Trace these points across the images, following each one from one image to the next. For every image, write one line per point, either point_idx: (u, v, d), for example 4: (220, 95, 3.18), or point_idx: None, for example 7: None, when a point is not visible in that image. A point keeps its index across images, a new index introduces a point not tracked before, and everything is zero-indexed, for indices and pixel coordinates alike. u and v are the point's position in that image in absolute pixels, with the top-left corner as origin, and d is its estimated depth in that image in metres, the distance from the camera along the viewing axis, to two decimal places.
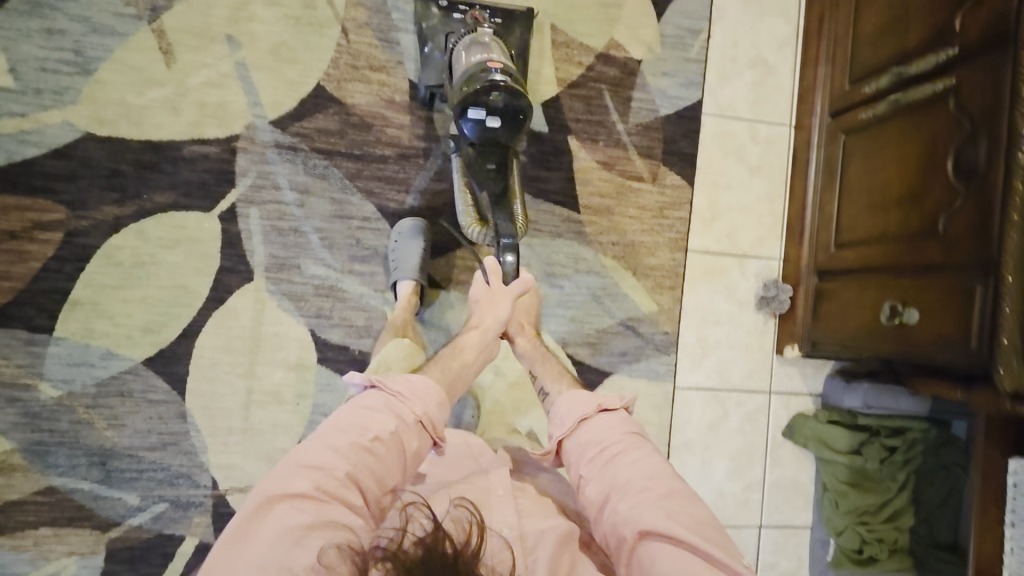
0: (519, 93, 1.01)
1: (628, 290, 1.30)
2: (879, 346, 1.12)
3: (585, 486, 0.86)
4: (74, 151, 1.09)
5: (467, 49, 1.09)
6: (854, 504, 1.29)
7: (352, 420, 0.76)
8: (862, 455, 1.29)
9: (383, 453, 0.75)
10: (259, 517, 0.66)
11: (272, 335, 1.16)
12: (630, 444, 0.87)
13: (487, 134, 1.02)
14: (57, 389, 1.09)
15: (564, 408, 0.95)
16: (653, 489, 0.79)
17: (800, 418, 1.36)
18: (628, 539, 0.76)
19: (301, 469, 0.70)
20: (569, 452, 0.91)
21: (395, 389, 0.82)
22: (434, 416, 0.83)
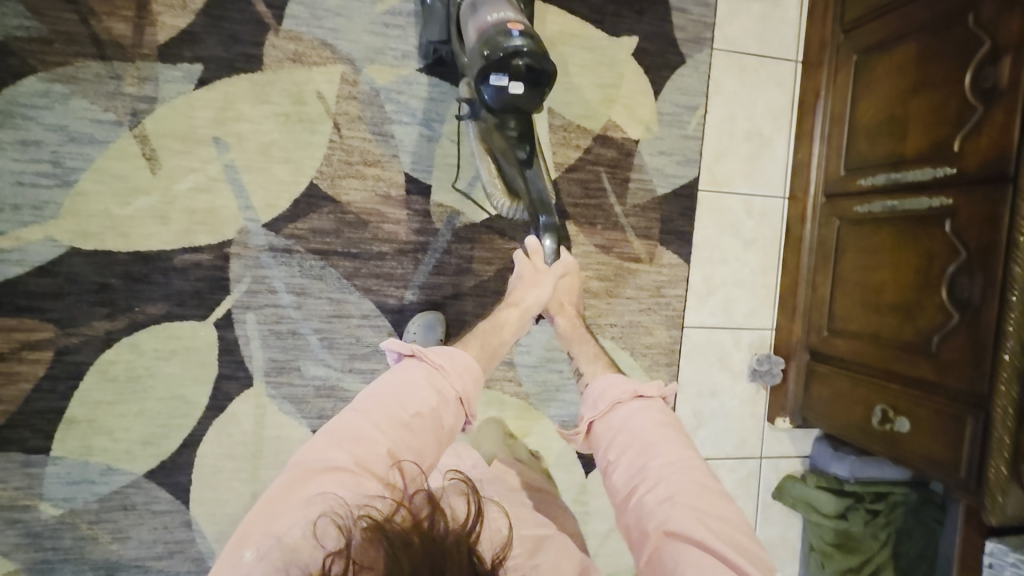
0: (545, 55, 0.91)
1: (627, 369, 1.32)
2: (867, 442, 1.17)
3: (612, 473, 0.73)
4: (59, 267, 1.05)
5: (478, 6, 0.97)
6: (839, 564, 1.38)
7: (389, 393, 0.66)
8: (847, 519, 1.37)
9: (422, 427, 0.65)
10: (295, 486, 0.58)
11: (274, 438, 1.16)
12: (664, 434, 0.74)
13: (509, 101, 0.94)
14: (58, 507, 1.09)
15: (598, 392, 0.84)
16: (689, 486, 0.67)
17: (790, 481, 1.43)
18: (651, 535, 0.64)
19: (338, 440, 0.61)
20: (596, 435, 0.80)
21: (436, 362, 0.71)
22: (473, 393, 0.73)
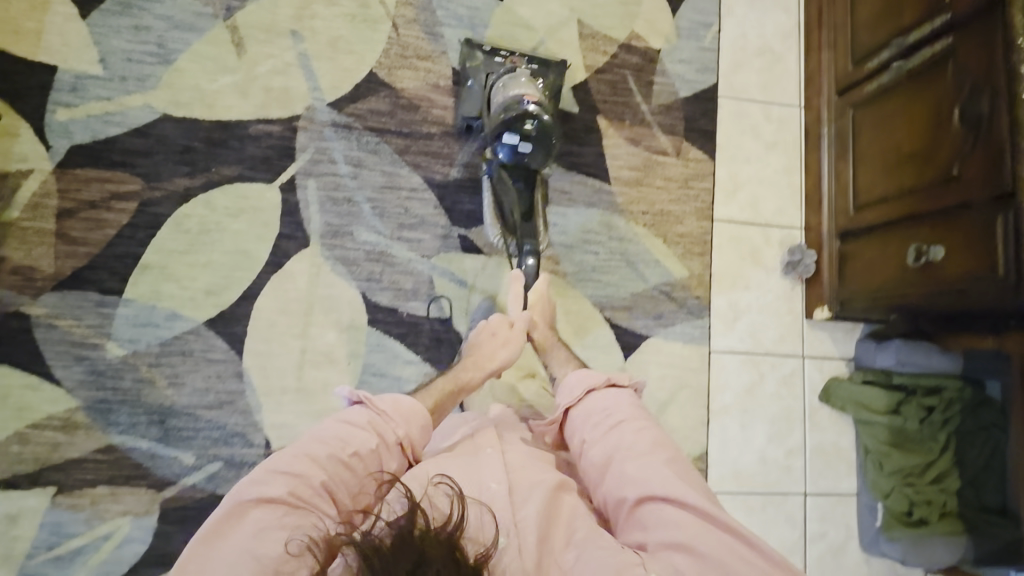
0: (550, 126, 1.11)
1: (660, 256, 1.37)
2: (903, 291, 1.18)
3: (587, 451, 0.94)
4: (152, 130, 1.20)
5: (505, 85, 1.17)
6: (898, 464, 1.30)
7: (330, 437, 0.80)
8: (901, 414, 1.31)
9: (358, 466, 0.80)
10: (233, 519, 0.71)
11: (326, 297, 1.23)
12: (633, 418, 0.95)
13: (518, 157, 1.14)
14: (123, 348, 1.14)
15: (574, 382, 1.03)
16: (653, 454, 0.88)
17: (834, 382, 1.38)
18: (628, 501, 0.85)
19: (275, 475, 0.75)
20: (575, 419, 1.00)
21: (382, 408, 0.87)
22: (416, 440, 0.88)
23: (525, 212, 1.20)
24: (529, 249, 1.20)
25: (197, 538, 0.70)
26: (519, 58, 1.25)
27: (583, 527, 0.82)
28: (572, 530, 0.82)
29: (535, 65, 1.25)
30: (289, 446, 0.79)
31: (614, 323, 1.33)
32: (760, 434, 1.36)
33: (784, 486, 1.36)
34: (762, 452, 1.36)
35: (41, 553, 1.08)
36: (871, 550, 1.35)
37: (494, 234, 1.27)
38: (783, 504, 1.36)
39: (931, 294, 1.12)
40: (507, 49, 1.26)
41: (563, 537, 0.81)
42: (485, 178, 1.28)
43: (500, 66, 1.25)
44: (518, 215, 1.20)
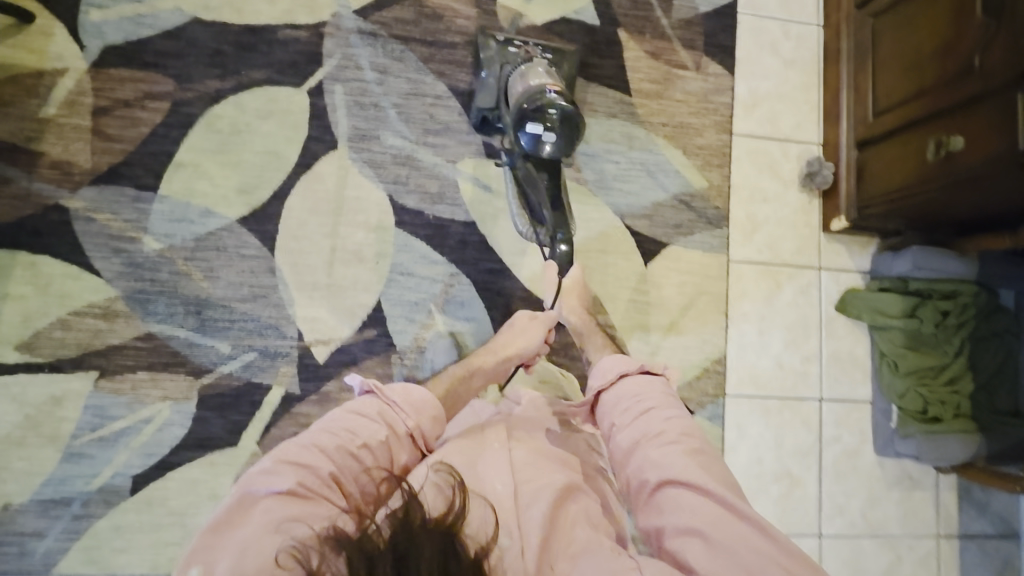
0: (574, 112, 1.05)
1: (679, 167, 1.40)
2: (923, 184, 1.19)
3: (615, 434, 0.89)
4: (183, 33, 1.23)
5: (522, 76, 1.13)
6: (913, 366, 1.33)
7: (336, 424, 0.77)
8: (918, 318, 1.33)
9: (368, 451, 0.76)
10: (241, 511, 0.66)
11: (354, 199, 1.26)
12: (664, 409, 0.88)
13: (543, 150, 1.05)
14: (159, 242, 1.18)
15: (607, 366, 1.00)
16: (684, 441, 0.82)
17: (852, 292, 1.41)
18: (649, 483, 0.79)
19: (283, 465, 0.69)
20: (604, 405, 0.95)
21: (391, 397, 0.83)
22: (428, 430, 0.84)
23: (555, 206, 1.13)
24: (562, 236, 1.15)
25: (204, 531, 0.64)
26: (535, 48, 1.21)
27: (584, 537, 0.78)
28: (575, 534, 0.79)
29: (550, 54, 1.22)
30: (297, 435, 0.74)
31: (634, 231, 1.36)
32: (777, 340, 1.39)
33: (800, 392, 1.39)
34: (778, 358, 1.39)
35: (85, 434, 1.13)
36: (885, 452, 1.38)
37: (521, 221, 1.27)
38: (799, 409, 1.39)
39: (950, 184, 1.14)
40: (521, 39, 1.23)
41: (566, 540, 0.78)
42: (506, 168, 1.28)
43: (515, 57, 1.21)
44: (548, 209, 1.14)
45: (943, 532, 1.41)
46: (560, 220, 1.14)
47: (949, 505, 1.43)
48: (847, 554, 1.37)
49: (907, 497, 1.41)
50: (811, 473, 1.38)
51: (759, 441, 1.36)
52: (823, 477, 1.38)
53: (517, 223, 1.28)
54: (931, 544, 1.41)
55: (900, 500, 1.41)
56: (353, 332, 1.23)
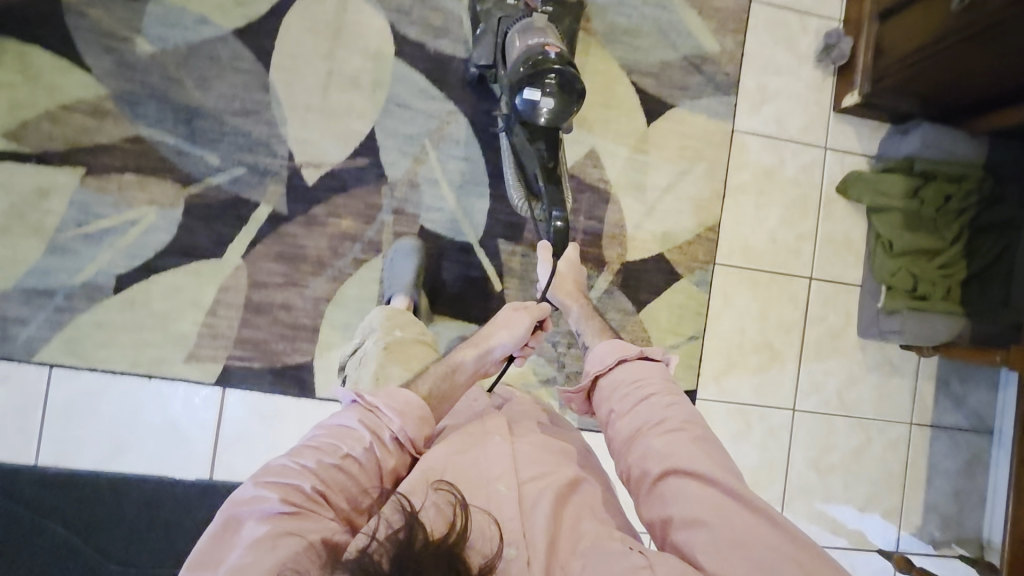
0: (573, 75, 1.02)
1: (693, 28, 1.35)
2: (942, 39, 1.14)
3: (614, 421, 0.82)
4: None
5: (521, 32, 1.08)
6: (908, 247, 1.32)
7: (317, 440, 0.70)
8: (919, 198, 1.32)
9: (356, 464, 0.69)
10: (229, 536, 0.62)
11: (354, 24, 1.22)
12: (659, 394, 0.82)
13: (539, 115, 1.03)
14: (151, 45, 1.15)
15: (604, 349, 0.91)
16: (686, 429, 0.76)
17: (855, 172, 1.39)
18: (652, 474, 0.73)
19: (271, 484, 0.65)
20: (600, 393, 0.87)
21: (373, 400, 0.74)
22: (414, 434, 0.74)
23: (550, 170, 1.08)
24: (558, 208, 1.06)
25: (192, 560, 0.61)
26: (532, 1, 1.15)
27: (591, 531, 0.71)
28: (579, 528, 0.72)
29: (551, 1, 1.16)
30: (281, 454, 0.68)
31: (640, 89, 1.32)
32: (773, 216, 1.38)
33: (791, 267, 1.39)
34: (772, 233, 1.38)
35: (71, 229, 1.13)
36: (869, 334, 1.38)
37: (517, 195, 1.19)
38: (788, 286, 1.39)
39: (975, 34, 1.09)
40: None
41: (570, 537, 0.71)
42: (504, 135, 1.19)
43: (514, 8, 1.14)
44: (542, 178, 1.07)
45: (916, 420, 1.45)
46: (555, 194, 1.06)
47: (926, 395, 1.45)
48: (817, 429, 1.41)
49: (884, 382, 1.43)
50: (791, 349, 1.39)
51: (743, 313, 1.37)
52: (803, 355, 1.39)
53: (513, 197, 1.20)
54: (903, 430, 1.44)
55: (877, 384, 1.43)
56: (345, 159, 1.21)
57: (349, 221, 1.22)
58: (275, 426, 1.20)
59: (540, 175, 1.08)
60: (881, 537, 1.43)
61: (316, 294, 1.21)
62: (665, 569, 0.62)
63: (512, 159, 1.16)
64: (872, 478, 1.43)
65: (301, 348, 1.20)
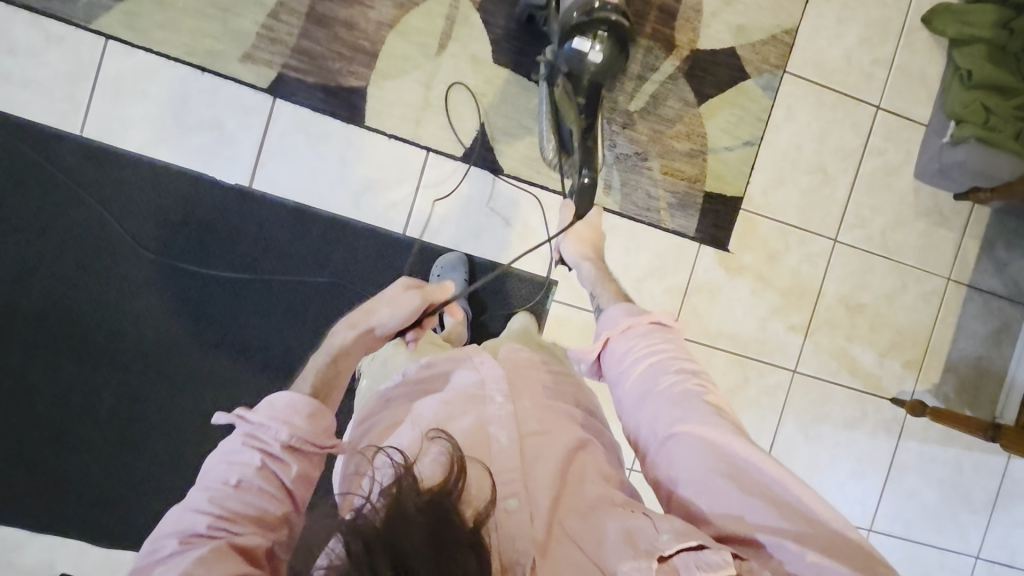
0: (623, 28, 0.97)
1: None
2: None
3: (620, 394, 0.74)
4: None
5: None
6: (988, 81, 1.26)
7: (214, 477, 0.55)
8: (1007, 32, 1.26)
9: (257, 488, 0.55)
10: None
11: None
12: (671, 358, 0.73)
13: (585, 68, 0.99)
14: None
15: (618, 313, 0.81)
16: (696, 398, 0.67)
17: (943, 4, 1.32)
18: (657, 448, 0.66)
19: (169, 537, 0.52)
20: (607, 357, 0.78)
21: (257, 417, 0.58)
22: (306, 436, 0.59)
23: (586, 136, 1.04)
24: (588, 167, 1.01)
25: None
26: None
27: (598, 490, 0.61)
28: (585, 486, 0.62)
29: None
30: (170, 510, 0.54)
31: None
32: (852, 35, 1.33)
33: (861, 92, 1.34)
34: (849, 52, 1.33)
35: None
36: (925, 174, 1.37)
37: (548, 149, 1.20)
38: (854, 111, 1.34)
39: None
40: None
41: (580, 501, 0.60)
42: (545, 86, 1.17)
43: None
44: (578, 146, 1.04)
45: (953, 276, 1.41)
46: (587, 152, 1.03)
47: (970, 251, 1.41)
48: (855, 265, 1.37)
49: (930, 231, 1.39)
50: (844, 176, 1.35)
51: (804, 129, 1.32)
52: (856, 185, 1.36)
53: (545, 148, 1.21)
54: (938, 284, 1.40)
55: (923, 231, 1.39)
56: None
57: None
58: (322, 148, 1.18)
59: (577, 136, 1.04)
60: (897, 387, 1.40)
61: (380, 19, 1.17)
62: (669, 526, 0.56)
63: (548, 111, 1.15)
64: (902, 325, 1.39)
65: (357, 72, 1.17)
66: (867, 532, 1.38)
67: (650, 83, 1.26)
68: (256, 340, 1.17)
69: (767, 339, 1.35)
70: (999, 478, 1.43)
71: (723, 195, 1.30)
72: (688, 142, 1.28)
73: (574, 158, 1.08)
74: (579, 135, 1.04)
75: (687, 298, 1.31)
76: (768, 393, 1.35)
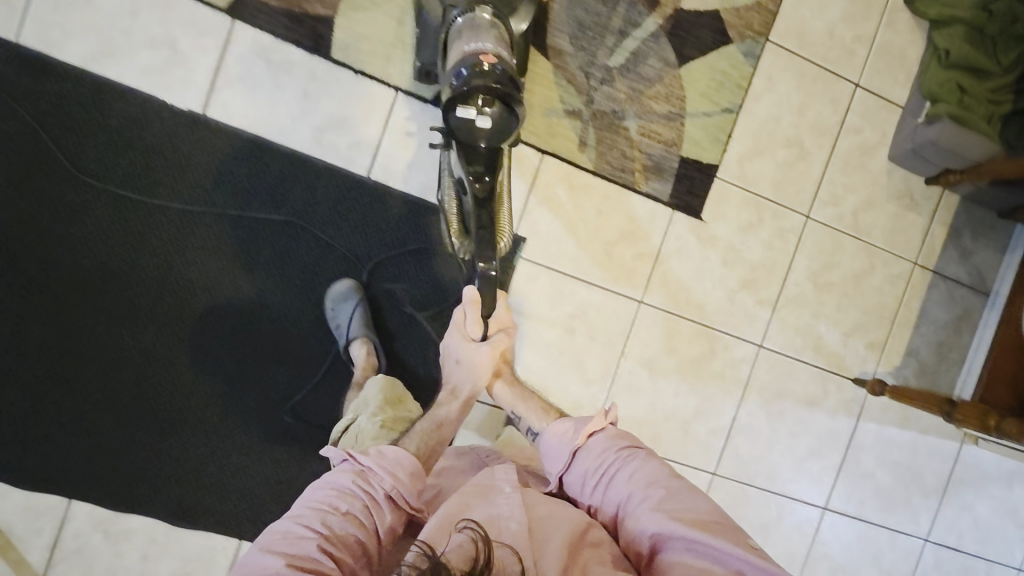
0: (508, 96, 0.83)
1: None
2: None
3: (598, 513, 0.80)
4: None
5: (460, 36, 0.89)
6: (964, 60, 1.25)
7: (318, 501, 0.72)
8: (988, 12, 1.23)
9: (357, 520, 0.71)
10: None
11: None
12: (629, 457, 0.81)
13: (470, 139, 0.86)
14: None
15: (555, 442, 0.86)
16: (653, 495, 0.75)
17: None
18: (648, 556, 0.72)
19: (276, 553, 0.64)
20: (571, 486, 0.83)
21: (366, 462, 0.77)
22: (408, 491, 0.76)
23: (484, 208, 0.93)
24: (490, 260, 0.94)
25: None
26: None
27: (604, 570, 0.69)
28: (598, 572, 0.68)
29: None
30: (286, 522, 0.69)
31: None
32: (836, 8, 1.30)
33: (841, 68, 1.32)
34: (832, 26, 1.31)
35: None
36: (898, 156, 1.36)
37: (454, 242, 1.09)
38: (833, 86, 1.32)
39: None
40: None
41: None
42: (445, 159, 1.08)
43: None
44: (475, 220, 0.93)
45: (920, 261, 1.41)
46: (486, 239, 0.94)
47: (937, 237, 1.41)
48: (825, 243, 1.36)
49: (901, 214, 1.39)
50: (820, 152, 1.34)
51: (783, 101, 1.30)
52: (831, 161, 1.34)
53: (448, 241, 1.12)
54: (905, 268, 1.41)
55: (894, 213, 1.39)
56: None
57: None
58: (281, 78, 1.10)
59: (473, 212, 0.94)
60: (859, 367, 1.40)
61: None
62: None
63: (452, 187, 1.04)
64: (866, 306, 1.40)
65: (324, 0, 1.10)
66: (824, 510, 1.42)
67: (631, 39, 1.22)
68: (202, 278, 1.11)
69: (734, 313, 1.33)
70: (952, 463, 1.48)
71: (699, 162, 1.27)
72: (666, 104, 1.25)
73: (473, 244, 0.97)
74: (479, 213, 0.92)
75: (657, 264, 1.29)
76: (733, 366, 1.34)
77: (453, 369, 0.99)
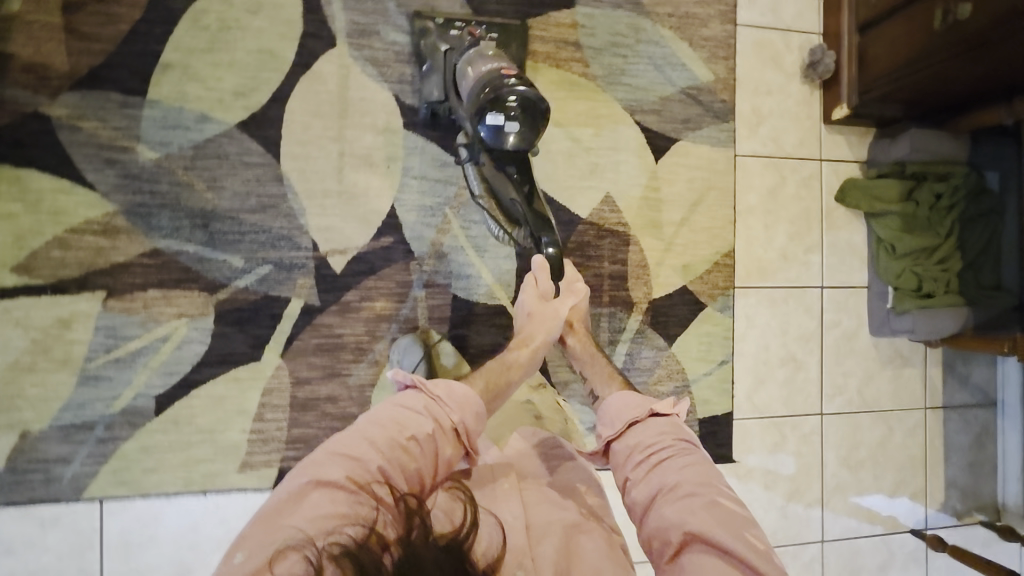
0: (540, 97, 0.91)
1: (685, 58, 1.37)
2: (927, 56, 1.19)
3: (630, 490, 0.79)
4: None
5: (471, 62, 0.99)
6: (909, 247, 1.37)
7: (383, 416, 0.73)
8: (913, 201, 1.38)
9: (419, 446, 0.71)
10: (292, 501, 0.63)
11: (359, 100, 1.18)
12: (678, 450, 0.79)
13: (504, 141, 0.92)
14: (155, 151, 1.10)
15: (619, 411, 0.89)
16: (700, 494, 0.71)
17: (851, 180, 1.45)
18: (672, 545, 0.68)
19: (338, 457, 0.67)
20: (617, 453, 0.85)
21: (434, 391, 0.78)
22: (471, 425, 0.78)
23: (532, 204, 1.01)
24: (546, 235, 1.03)
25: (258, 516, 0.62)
26: (479, 29, 1.10)
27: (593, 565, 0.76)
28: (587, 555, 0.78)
29: (496, 36, 1.12)
30: (349, 428, 0.71)
31: (644, 128, 1.35)
32: (781, 233, 1.42)
33: (804, 280, 1.44)
34: (783, 249, 1.43)
35: (100, 355, 1.09)
36: (880, 333, 1.46)
37: (506, 227, 1.11)
38: (802, 296, 1.44)
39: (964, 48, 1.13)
40: (464, 20, 1.11)
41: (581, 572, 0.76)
42: (469, 165, 1.13)
43: (460, 40, 1.09)
44: (525, 209, 1.02)
45: (929, 405, 1.53)
46: (541, 220, 1.03)
47: (936, 380, 1.53)
48: (844, 429, 1.47)
49: (898, 374, 1.51)
50: (812, 356, 1.45)
51: (765, 330, 1.41)
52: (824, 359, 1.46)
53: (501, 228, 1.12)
54: (918, 417, 1.52)
55: (892, 376, 1.51)
56: (370, 242, 1.19)
57: (383, 303, 1.20)
58: None
59: (521, 205, 1.01)
60: (912, 519, 1.51)
61: (360, 382, 1.18)
62: None
63: (479, 182, 1.12)
64: (898, 464, 1.51)
65: None
66: None
67: (621, 342, 1.33)
68: None
69: (791, 525, 1.43)
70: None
71: (715, 416, 1.38)
72: (670, 381, 1.36)
73: (527, 226, 1.04)
74: (525, 203, 1.01)
75: None
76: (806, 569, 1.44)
77: (523, 321, 1.07)
